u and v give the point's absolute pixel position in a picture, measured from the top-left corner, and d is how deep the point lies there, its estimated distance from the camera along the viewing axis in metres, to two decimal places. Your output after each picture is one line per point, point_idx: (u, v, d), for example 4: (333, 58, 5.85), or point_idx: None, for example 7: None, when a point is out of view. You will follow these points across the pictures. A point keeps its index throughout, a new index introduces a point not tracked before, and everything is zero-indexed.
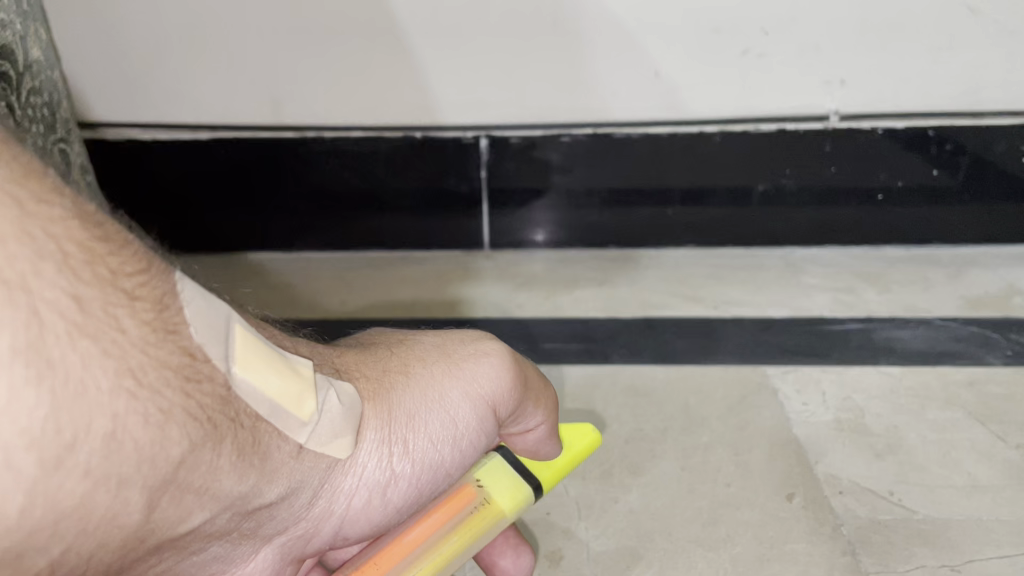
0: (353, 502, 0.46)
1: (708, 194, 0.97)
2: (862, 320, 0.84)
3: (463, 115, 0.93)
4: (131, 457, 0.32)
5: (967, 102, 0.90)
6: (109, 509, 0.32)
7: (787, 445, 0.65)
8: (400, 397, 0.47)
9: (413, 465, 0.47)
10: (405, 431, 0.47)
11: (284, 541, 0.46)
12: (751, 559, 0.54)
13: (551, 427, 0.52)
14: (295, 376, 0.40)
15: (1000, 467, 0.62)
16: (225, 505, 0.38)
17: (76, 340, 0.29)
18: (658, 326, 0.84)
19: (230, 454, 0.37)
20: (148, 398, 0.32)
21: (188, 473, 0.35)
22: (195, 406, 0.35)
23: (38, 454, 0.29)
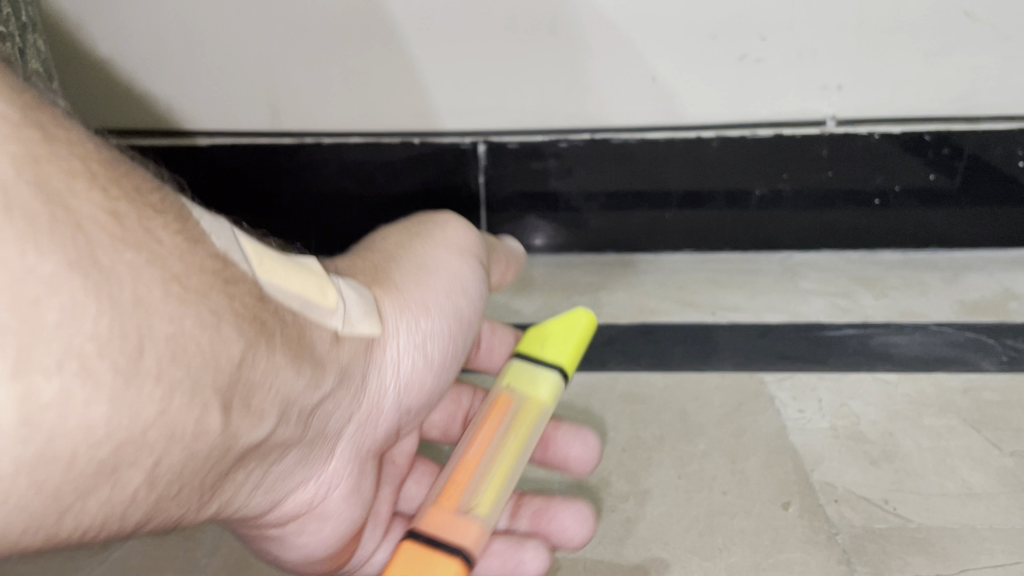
0: (399, 376, 0.52)
1: (706, 198, 0.98)
2: (859, 325, 0.84)
3: (461, 122, 0.94)
4: (195, 357, 0.35)
5: (964, 106, 0.90)
6: (188, 417, 0.35)
7: (784, 453, 0.65)
8: (398, 275, 0.55)
9: (431, 329, 0.55)
10: (421, 296, 0.55)
11: (355, 431, 0.51)
12: (748, 568, 0.55)
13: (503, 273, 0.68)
14: (309, 273, 0.44)
15: (995, 474, 0.62)
16: (288, 407, 0.42)
17: (121, 250, 0.33)
18: (656, 332, 0.85)
19: (284, 350, 0.41)
20: (195, 302, 0.36)
21: (250, 372, 0.38)
22: (239, 307, 0.38)
23: (112, 359, 0.32)
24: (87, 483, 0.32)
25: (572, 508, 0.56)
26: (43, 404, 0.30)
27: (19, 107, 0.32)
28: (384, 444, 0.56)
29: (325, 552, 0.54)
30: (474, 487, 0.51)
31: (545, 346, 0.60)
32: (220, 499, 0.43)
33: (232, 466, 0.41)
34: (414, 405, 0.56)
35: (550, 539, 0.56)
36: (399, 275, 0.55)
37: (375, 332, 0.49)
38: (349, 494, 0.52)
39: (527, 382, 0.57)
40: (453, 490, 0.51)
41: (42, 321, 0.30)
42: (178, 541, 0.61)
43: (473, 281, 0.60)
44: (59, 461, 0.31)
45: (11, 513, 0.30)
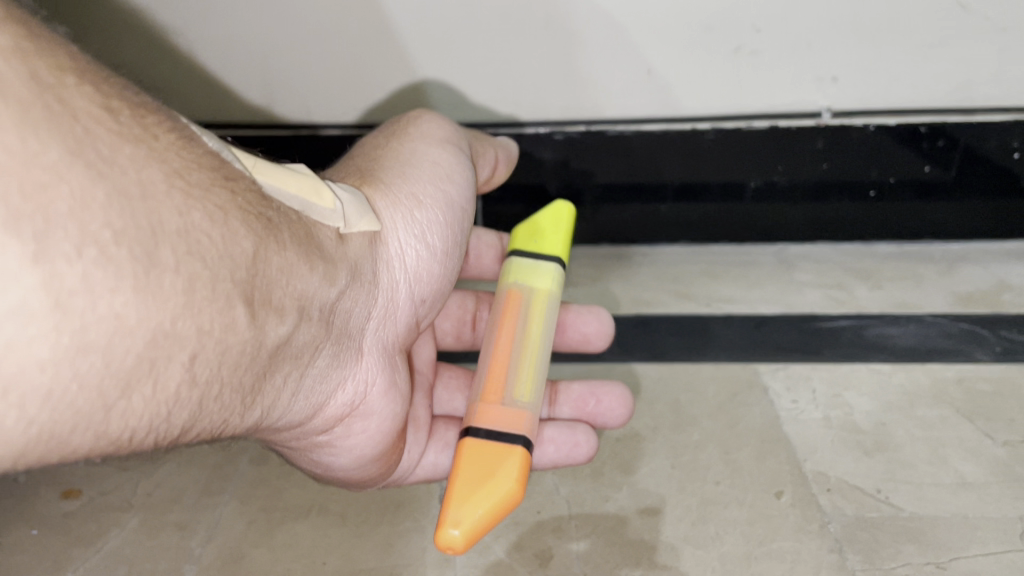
0: (407, 270, 0.54)
1: (702, 190, 0.97)
2: (854, 317, 0.84)
3: (457, 111, 0.95)
4: (210, 249, 0.36)
5: (960, 96, 0.90)
6: (212, 311, 0.36)
7: (776, 442, 0.65)
8: (385, 175, 0.56)
9: (427, 219, 0.56)
10: (412, 192, 0.56)
11: (378, 326, 0.52)
12: (739, 557, 0.55)
13: (490, 168, 0.69)
14: (301, 175, 0.45)
15: (988, 464, 0.63)
16: (307, 305, 0.43)
17: (120, 144, 0.34)
18: (650, 324, 0.85)
19: (293, 244, 0.42)
20: (201, 196, 0.37)
21: (266, 265, 0.40)
22: (242, 203, 0.39)
23: (129, 249, 0.33)
24: (125, 376, 0.34)
25: (615, 396, 0.65)
26: (68, 289, 0.31)
27: (9, 21, 0.32)
28: (407, 343, 0.57)
29: (373, 455, 0.54)
30: (512, 382, 0.57)
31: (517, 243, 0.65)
32: (261, 405, 0.43)
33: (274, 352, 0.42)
34: (426, 299, 0.57)
35: (592, 420, 0.66)
36: (387, 174, 0.56)
37: (374, 228, 0.50)
38: (388, 392, 0.53)
39: (528, 276, 0.62)
40: (493, 387, 0.57)
41: (56, 210, 0.30)
42: (172, 532, 0.61)
43: (459, 169, 0.60)
44: (95, 352, 0.32)
45: (56, 405, 0.32)
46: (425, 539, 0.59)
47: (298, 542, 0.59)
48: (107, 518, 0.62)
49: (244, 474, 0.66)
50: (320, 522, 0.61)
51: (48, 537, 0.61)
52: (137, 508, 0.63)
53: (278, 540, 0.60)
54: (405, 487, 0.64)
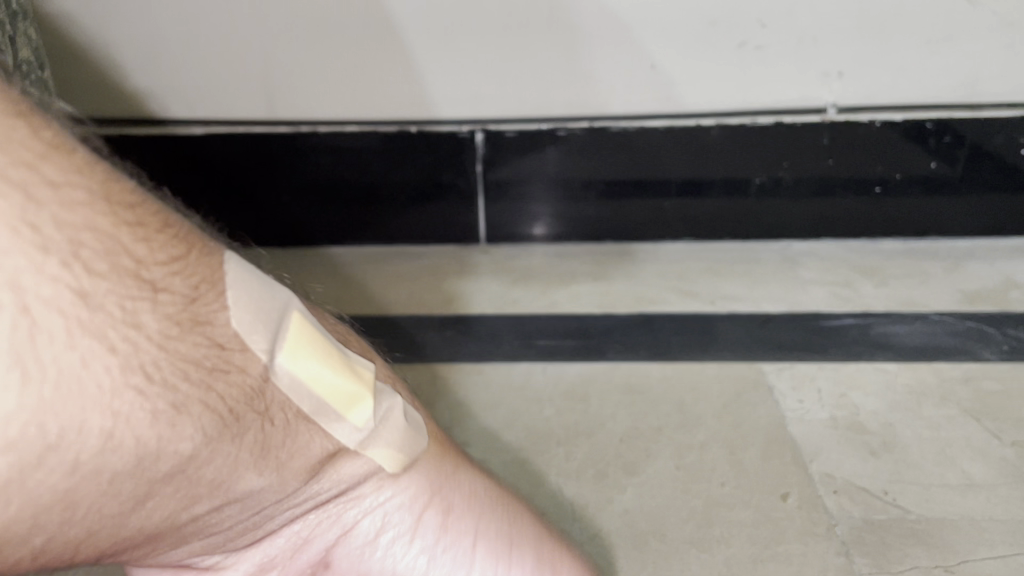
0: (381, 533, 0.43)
1: (707, 185, 0.97)
2: (859, 315, 0.84)
3: (458, 109, 0.93)
4: (133, 453, 0.29)
5: (967, 92, 0.89)
6: (97, 497, 0.29)
7: (782, 444, 0.65)
8: (465, 478, 0.46)
9: (449, 553, 0.44)
10: (449, 499, 0.44)
11: (292, 533, 0.42)
12: (746, 560, 0.54)
13: None
14: (353, 375, 0.39)
15: (996, 465, 0.62)
16: (228, 505, 0.36)
17: (75, 338, 0.28)
18: (654, 322, 0.84)
19: (248, 451, 0.35)
20: (157, 394, 0.30)
21: (198, 469, 0.32)
22: (216, 399, 0.33)
23: (15, 456, 0.26)
24: None
25: None
26: None
27: None
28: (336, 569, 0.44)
29: None
30: None
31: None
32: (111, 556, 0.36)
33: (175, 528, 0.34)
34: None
35: None
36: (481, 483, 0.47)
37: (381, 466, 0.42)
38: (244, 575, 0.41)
39: None
40: None
41: None
42: None
43: None
44: None
45: None
46: None
47: None
48: None
49: None
50: None
51: None
52: None
53: None
54: None
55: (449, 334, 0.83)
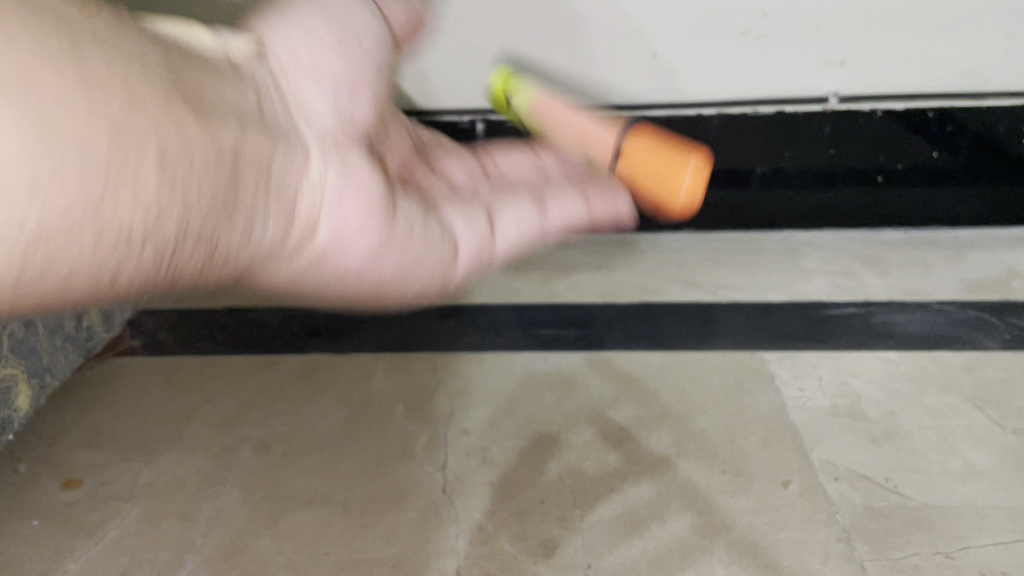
0: (296, 38, 0.37)
1: (708, 176, 0.97)
2: (861, 304, 0.83)
3: (460, 98, 0.93)
4: (76, 128, 0.25)
5: (971, 82, 0.88)
6: (59, 163, 0.24)
7: (783, 432, 0.65)
8: (308, 91, 0.36)
9: (353, 164, 0.35)
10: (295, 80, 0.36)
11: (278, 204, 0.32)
12: (747, 547, 0.54)
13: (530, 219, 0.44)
14: (108, 21, 0.29)
15: (998, 452, 0.62)
16: (140, 228, 0.27)
17: None
18: (655, 312, 0.84)
19: (155, 105, 0.27)
20: (45, 63, 0.25)
21: (163, 157, 0.27)
22: (91, 60, 0.26)
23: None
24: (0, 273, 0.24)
25: None
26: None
27: None
28: (266, 136, 0.32)
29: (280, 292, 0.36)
30: None
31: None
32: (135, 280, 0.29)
33: (185, 85, 0.30)
34: (329, 126, 0.36)
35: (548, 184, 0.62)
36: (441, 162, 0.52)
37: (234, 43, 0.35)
38: (235, 231, 0.31)
39: None
40: None
41: None
42: (174, 521, 0.57)
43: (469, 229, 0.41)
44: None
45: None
46: (430, 527, 0.56)
47: (301, 532, 0.56)
48: (109, 507, 0.59)
49: (247, 465, 0.63)
50: (324, 513, 0.57)
51: (48, 527, 0.57)
52: (139, 499, 0.60)
53: (282, 530, 0.56)
54: (407, 478, 0.60)
55: (451, 323, 0.83)
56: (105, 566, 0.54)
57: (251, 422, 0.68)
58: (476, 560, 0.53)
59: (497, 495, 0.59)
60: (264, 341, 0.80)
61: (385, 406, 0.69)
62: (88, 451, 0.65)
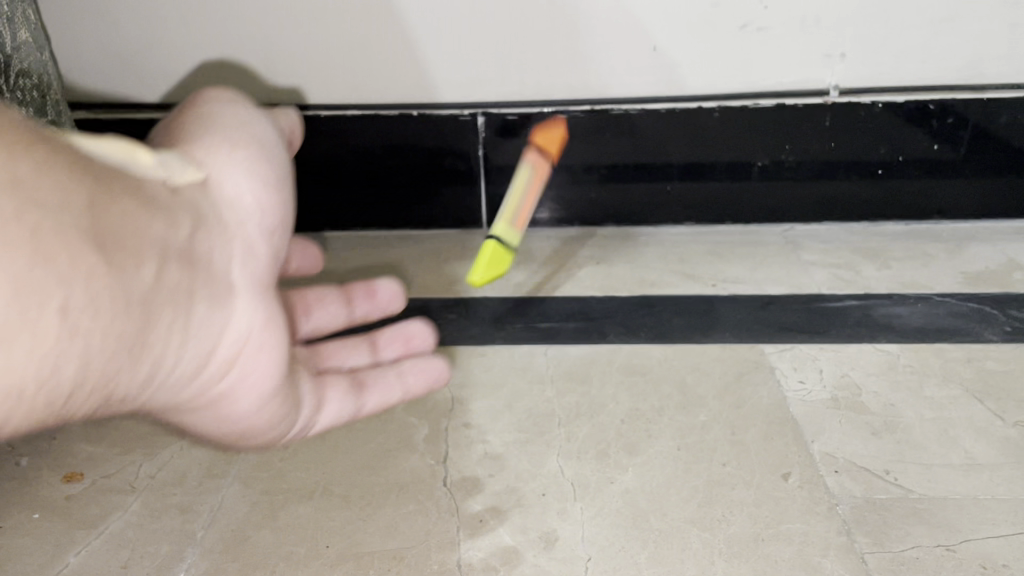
0: (238, 181, 0.43)
1: (708, 169, 0.96)
2: (861, 297, 0.83)
3: (460, 92, 0.93)
4: None
5: (970, 74, 0.89)
6: None
7: (784, 424, 0.65)
8: (150, 237, 0.37)
9: (152, 328, 0.37)
10: (154, 238, 0.37)
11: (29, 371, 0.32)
12: (747, 539, 0.54)
13: (258, 386, 0.44)
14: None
15: (999, 445, 0.62)
16: None
17: None
18: (655, 304, 0.84)
19: None
20: None
21: None
22: None
23: None
24: None
25: None
26: None
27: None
28: (86, 316, 0.33)
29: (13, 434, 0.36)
30: None
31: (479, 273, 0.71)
32: None
33: (110, 223, 0.35)
34: (156, 293, 0.37)
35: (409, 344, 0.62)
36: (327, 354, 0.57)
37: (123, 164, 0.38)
38: (19, 354, 0.31)
39: None
40: None
41: None
42: (175, 514, 0.57)
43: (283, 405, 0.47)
44: None
45: None
46: (429, 519, 0.56)
47: (303, 525, 0.56)
48: (109, 500, 0.59)
49: (247, 458, 0.63)
50: (323, 506, 0.57)
51: (49, 520, 0.57)
52: (140, 492, 0.60)
53: (282, 523, 0.56)
54: (407, 470, 0.60)
55: (451, 317, 0.83)
56: (106, 559, 0.54)
57: None
58: (474, 552, 0.53)
59: (496, 488, 0.59)
60: None
61: None
62: (88, 444, 0.65)
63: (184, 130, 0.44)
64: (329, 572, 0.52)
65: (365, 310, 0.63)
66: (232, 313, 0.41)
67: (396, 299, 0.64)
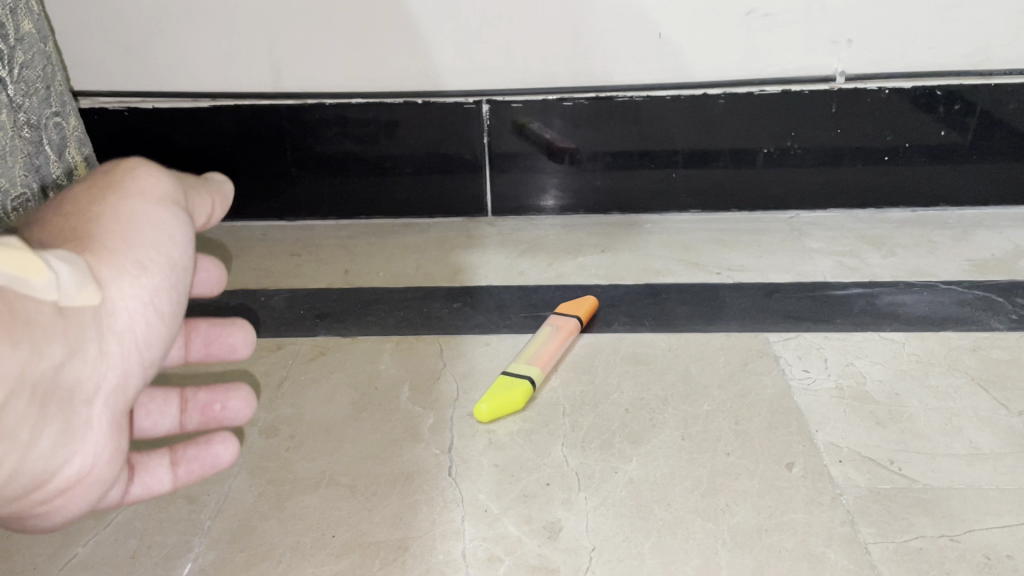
0: (136, 308, 0.39)
1: (713, 156, 0.96)
2: (866, 285, 0.83)
3: (465, 80, 0.92)
4: None
5: (978, 60, 0.89)
6: None
7: (788, 414, 0.65)
8: (13, 372, 0.32)
9: None
10: (15, 374, 0.32)
11: None
12: (751, 529, 0.54)
13: (77, 514, 0.39)
14: None
15: (1003, 434, 0.62)
16: None
17: None
18: (661, 293, 0.84)
19: None
20: None
21: None
22: None
23: None
24: None
25: None
26: None
27: None
28: None
29: None
30: None
31: (487, 405, 0.64)
32: None
33: None
34: None
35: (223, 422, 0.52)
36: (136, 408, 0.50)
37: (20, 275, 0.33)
38: None
39: None
40: None
41: None
42: (183, 504, 0.58)
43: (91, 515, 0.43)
44: None
45: None
46: (434, 509, 0.56)
47: (310, 515, 0.56)
48: None
49: (254, 447, 0.63)
50: (329, 496, 0.58)
51: None
52: None
53: (289, 513, 0.56)
54: (415, 459, 0.61)
55: (456, 306, 0.83)
56: (114, 549, 0.54)
57: (258, 404, 0.68)
58: (480, 542, 0.54)
59: (501, 478, 0.59)
60: (270, 324, 0.80)
61: (391, 389, 0.69)
62: None
63: (95, 228, 0.40)
64: (336, 562, 0.52)
65: (202, 355, 0.52)
66: (79, 453, 0.37)
67: (243, 347, 0.53)
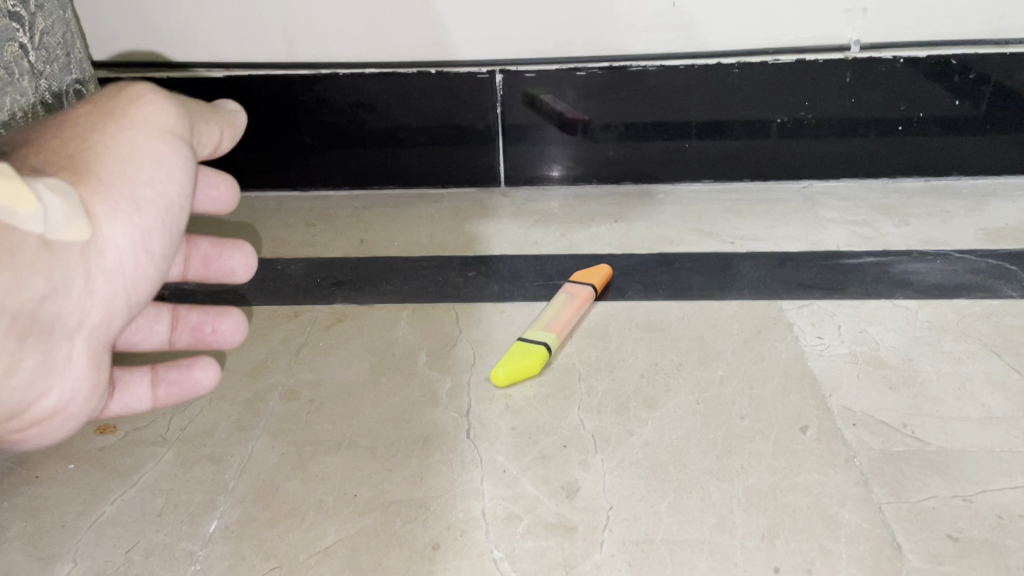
0: (125, 246, 0.39)
1: (726, 127, 0.96)
2: (879, 254, 0.84)
3: (478, 50, 0.93)
4: None
5: (993, 29, 0.89)
6: None
7: (801, 378, 0.65)
8: None
9: None
10: None
11: None
12: (765, 489, 0.55)
13: (53, 440, 0.41)
14: None
15: (1015, 398, 0.62)
16: None
17: None
18: (674, 262, 0.84)
19: None
20: None
21: None
22: None
23: None
24: None
25: None
26: None
27: None
28: None
29: None
30: None
31: (504, 369, 0.65)
32: None
33: None
34: None
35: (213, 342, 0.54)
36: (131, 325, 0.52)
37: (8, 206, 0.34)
38: None
39: None
40: None
41: None
42: (207, 465, 0.59)
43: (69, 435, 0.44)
44: None
45: None
46: (455, 470, 0.57)
47: (331, 475, 0.57)
48: (143, 451, 0.60)
49: (276, 410, 0.64)
50: (349, 457, 0.59)
51: (83, 471, 0.59)
52: (172, 443, 0.61)
53: (311, 474, 0.57)
54: (434, 421, 0.62)
55: (471, 274, 0.84)
56: (140, 507, 0.55)
57: (277, 370, 0.69)
58: (499, 500, 0.55)
59: (519, 441, 0.60)
60: (287, 292, 0.81)
61: (409, 354, 0.70)
62: None
63: (92, 157, 0.40)
64: (358, 519, 0.53)
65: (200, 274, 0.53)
66: (55, 384, 0.38)
67: (241, 271, 0.54)
